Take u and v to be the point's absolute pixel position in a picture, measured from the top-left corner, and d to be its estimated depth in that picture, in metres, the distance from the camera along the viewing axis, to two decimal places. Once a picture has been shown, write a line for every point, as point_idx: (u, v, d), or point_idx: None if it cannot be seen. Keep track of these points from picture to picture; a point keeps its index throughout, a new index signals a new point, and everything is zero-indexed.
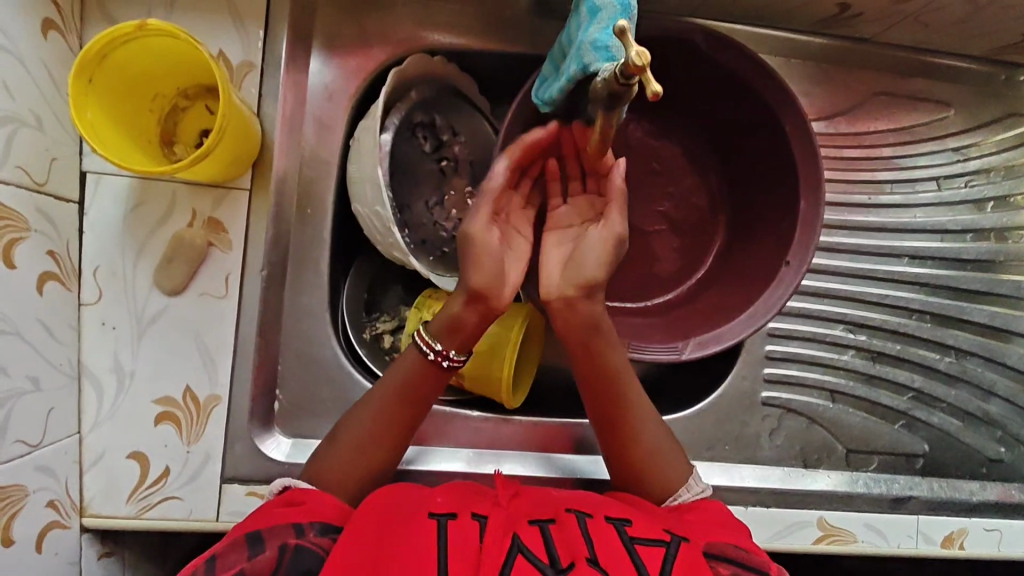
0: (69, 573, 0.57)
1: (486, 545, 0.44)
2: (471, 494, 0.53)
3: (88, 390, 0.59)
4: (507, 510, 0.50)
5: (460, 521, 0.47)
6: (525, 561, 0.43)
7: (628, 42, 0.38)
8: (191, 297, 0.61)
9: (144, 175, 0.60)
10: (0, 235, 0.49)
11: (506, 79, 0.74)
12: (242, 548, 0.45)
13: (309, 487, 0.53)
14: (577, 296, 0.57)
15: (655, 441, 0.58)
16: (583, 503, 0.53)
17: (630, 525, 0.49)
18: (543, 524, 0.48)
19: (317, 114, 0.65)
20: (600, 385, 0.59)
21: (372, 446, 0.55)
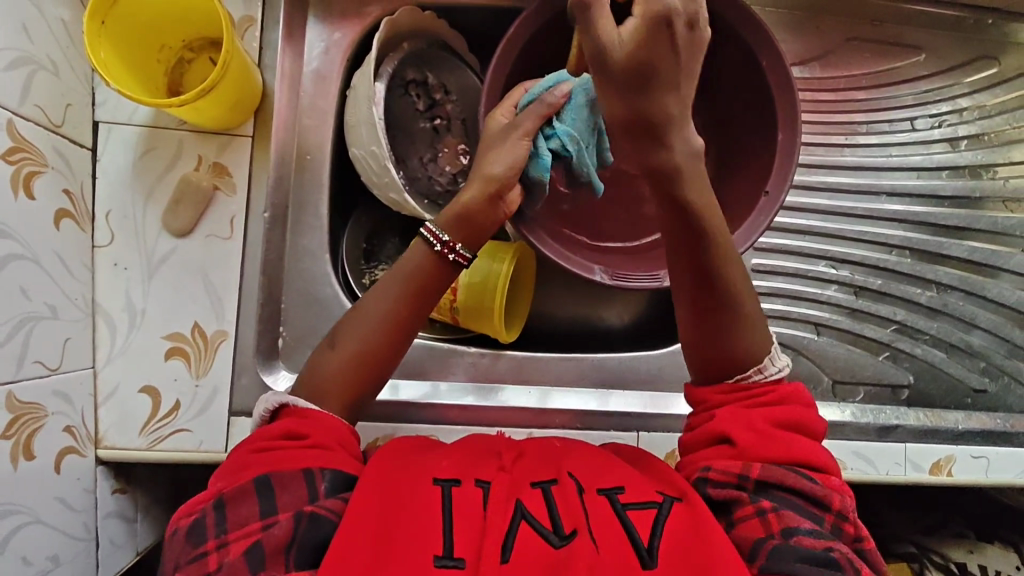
0: (86, 499, 0.59)
1: (492, 513, 0.46)
2: (481, 454, 0.55)
3: (101, 327, 0.62)
4: (511, 472, 0.51)
5: (465, 487, 0.48)
6: (529, 527, 0.46)
7: None
8: (198, 239, 0.64)
9: (152, 123, 0.63)
10: (19, 166, 0.52)
11: (495, 37, 0.78)
12: (254, 499, 0.46)
13: (310, 409, 0.52)
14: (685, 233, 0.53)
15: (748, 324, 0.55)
16: (581, 461, 0.55)
17: (623, 493, 0.50)
18: (544, 487, 0.50)
19: (316, 67, 0.69)
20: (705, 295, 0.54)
21: (375, 339, 0.56)
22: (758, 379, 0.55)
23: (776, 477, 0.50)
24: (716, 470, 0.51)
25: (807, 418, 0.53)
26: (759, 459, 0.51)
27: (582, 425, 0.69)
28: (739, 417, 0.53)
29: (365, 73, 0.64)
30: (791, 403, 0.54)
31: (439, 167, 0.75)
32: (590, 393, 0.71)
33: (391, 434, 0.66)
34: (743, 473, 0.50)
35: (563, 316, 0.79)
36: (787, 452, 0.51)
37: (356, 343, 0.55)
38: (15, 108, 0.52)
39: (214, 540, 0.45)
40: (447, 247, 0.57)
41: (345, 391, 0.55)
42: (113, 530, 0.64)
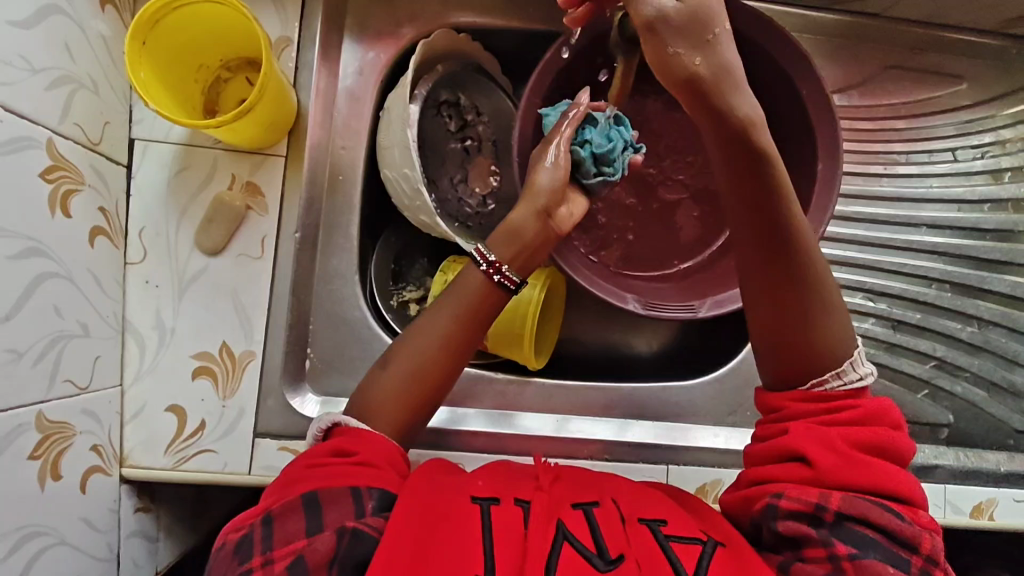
0: (110, 519, 0.59)
1: (533, 531, 0.46)
2: (517, 476, 0.55)
3: (130, 346, 0.62)
4: (549, 494, 0.52)
5: (504, 506, 0.49)
6: (570, 547, 0.46)
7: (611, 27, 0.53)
8: (229, 257, 0.64)
9: (187, 142, 0.64)
10: (57, 185, 0.52)
11: (528, 59, 0.78)
12: (301, 515, 0.46)
13: (362, 429, 0.53)
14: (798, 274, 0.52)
15: (826, 325, 0.52)
16: (630, 497, 0.55)
17: (665, 525, 0.51)
18: (585, 509, 0.51)
19: (350, 88, 0.69)
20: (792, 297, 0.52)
21: (440, 354, 0.56)
22: (835, 386, 0.52)
23: (859, 511, 0.47)
24: (791, 494, 0.49)
25: (896, 444, 0.50)
26: (839, 489, 0.48)
27: (609, 456, 0.68)
28: (816, 433, 0.50)
29: (401, 91, 0.63)
30: (877, 427, 0.50)
31: (468, 188, 0.74)
32: (619, 423, 0.69)
33: (416, 461, 0.65)
34: (821, 502, 0.48)
35: (590, 343, 0.78)
36: (870, 485, 0.48)
37: (412, 360, 0.55)
38: (55, 127, 0.52)
39: (260, 557, 0.44)
40: (495, 268, 0.57)
41: (403, 407, 0.55)
42: (135, 549, 0.63)
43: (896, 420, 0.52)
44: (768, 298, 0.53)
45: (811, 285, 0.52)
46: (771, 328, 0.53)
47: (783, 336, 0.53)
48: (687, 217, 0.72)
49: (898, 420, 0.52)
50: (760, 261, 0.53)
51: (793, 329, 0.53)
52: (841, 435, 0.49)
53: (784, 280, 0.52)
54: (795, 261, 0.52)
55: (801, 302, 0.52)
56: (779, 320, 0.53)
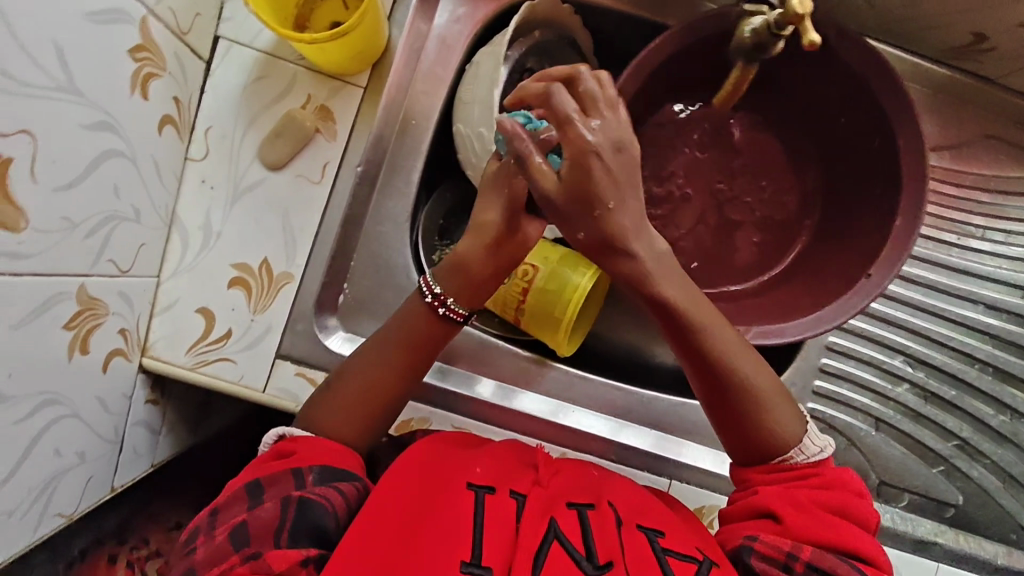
0: (122, 404, 0.59)
1: (524, 528, 0.46)
2: (516, 462, 0.55)
3: (174, 240, 0.62)
4: (546, 489, 0.52)
5: (498, 496, 0.49)
6: (560, 547, 0.46)
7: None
8: (288, 176, 0.63)
9: (270, 51, 0.63)
10: (141, 65, 0.51)
11: (624, 44, 0.76)
12: (243, 503, 0.48)
13: (303, 435, 0.53)
14: (738, 370, 0.53)
15: (775, 411, 0.54)
16: (630, 500, 0.55)
17: (662, 536, 0.51)
18: (581, 509, 0.50)
19: (442, 34, 0.67)
20: (731, 395, 0.53)
21: (379, 385, 0.57)
22: (798, 460, 0.53)
23: (826, 564, 0.48)
24: (765, 540, 0.50)
25: (857, 511, 0.51)
26: (809, 541, 0.49)
27: (615, 458, 0.67)
28: (784, 492, 0.51)
29: (498, 42, 0.61)
30: (841, 492, 0.52)
31: None
32: (632, 427, 0.69)
33: (426, 417, 0.65)
34: (792, 552, 0.49)
35: (618, 342, 0.77)
36: (840, 539, 0.49)
37: (356, 387, 0.56)
38: (151, 7, 0.51)
39: (205, 538, 0.47)
40: (439, 301, 0.57)
41: (353, 429, 0.55)
42: (137, 438, 0.64)
43: (861, 487, 0.53)
44: (713, 400, 0.54)
45: (744, 384, 0.53)
46: (722, 423, 0.55)
47: (735, 432, 0.54)
48: (749, 235, 0.72)
49: (862, 488, 0.53)
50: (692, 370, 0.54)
51: (741, 422, 0.54)
52: (807, 493, 0.51)
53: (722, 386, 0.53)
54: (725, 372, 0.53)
55: (742, 402, 0.53)
56: (723, 415, 0.54)
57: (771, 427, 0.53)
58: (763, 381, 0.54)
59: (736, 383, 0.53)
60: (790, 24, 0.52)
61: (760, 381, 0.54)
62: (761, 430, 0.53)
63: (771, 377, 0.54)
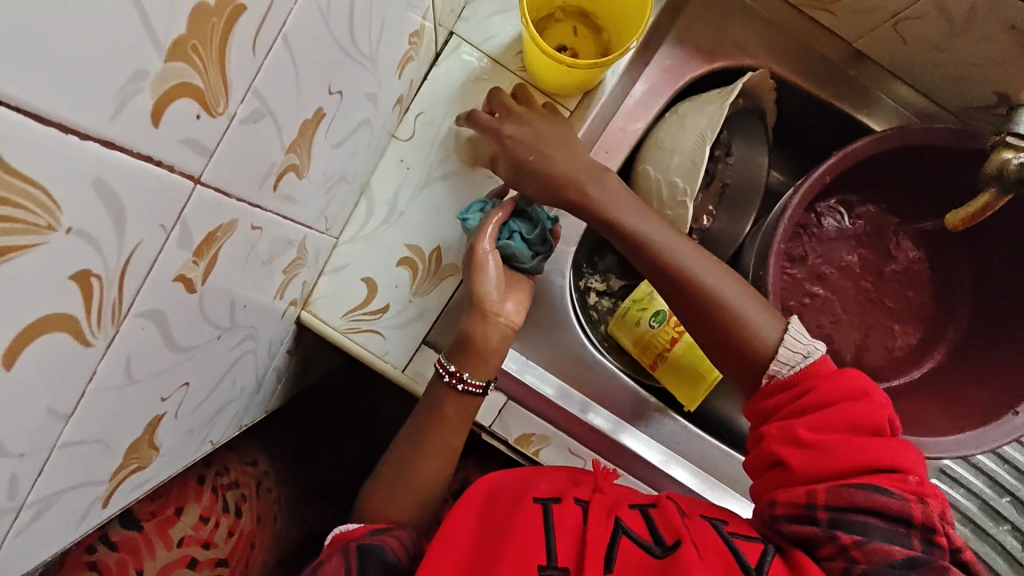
0: (276, 350, 0.61)
1: (592, 527, 0.50)
2: (571, 477, 0.58)
3: (360, 208, 0.64)
4: (607, 496, 0.56)
5: (564, 506, 0.53)
6: (629, 540, 0.50)
7: None
8: (480, 176, 0.65)
9: (495, 57, 0.65)
10: (409, 49, 0.54)
11: (801, 130, 0.78)
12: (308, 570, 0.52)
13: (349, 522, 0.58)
14: (722, 303, 0.58)
15: (750, 324, 0.57)
16: (690, 500, 0.58)
17: (727, 523, 0.53)
18: (643, 509, 0.54)
19: (650, 81, 0.70)
20: (717, 329, 0.58)
21: (413, 468, 0.61)
22: (784, 370, 0.56)
23: (848, 500, 0.48)
24: (784, 503, 0.51)
25: (862, 415, 0.51)
26: (822, 483, 0.50)
27: None
28: (782, 433, 0.53)
29: (722, 97, 0.63)
30: (834, 412, 0.52)
31: None
32: (736, 496, 0.69)
33: (548, 437, 0.65)
34: (810, 502, 0.50)
35: None
36: (849, 459, 0.50)
37: (395, 475, 0.61)
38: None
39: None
40: (455, 377, 0.60)
41: (403, 513, 0.60)
42: (268, 383, 0.66)
43: (863, 384, 0.53)
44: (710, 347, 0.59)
45: (717, 312, 0.57)
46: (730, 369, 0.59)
47: (737, 371, 0.58)
48: (900, 337, 0.74)
49: (863, 388, 0.53)
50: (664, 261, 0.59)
51: (735, 357, 0.58)
52: (803, 427, 0.52)
53: (709, 332, 0.58)
54: (699, 304, 0.58)
55: (726, 331, 0.57)
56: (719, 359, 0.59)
57: (755, 344, 0.57)
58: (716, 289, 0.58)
59: (720, 316, 0.57)
60: None
61: (732, 295, 0.58)
62: (754, 353, 0.57)
63: (751, 294, 0.58)
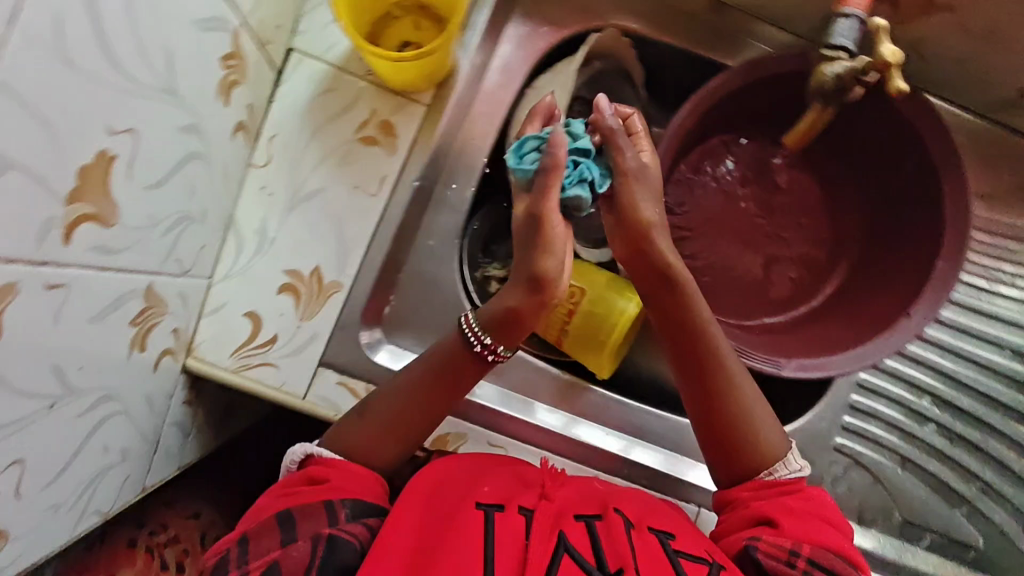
0: (164, 403, 0.59)
1: (534, 545, 0.46)
2: (517, 481, 0.54)
3: (229, 243, 0.62)
4: (553, 502, 0.52)
5: (506, 515, 0.49)
6: (571, 560, 0.46)
7: (884, 47, 0.54)
8: (346, 187, 0.64)
9: (339, 65, 0.63)
10: (228, 72, 0.51)
11: (675, 80, 0.77)
12: (274, 533, 0.48)
13: (334, 456, 0.54)
14: (712, 356, 0.59)
15: (753, 412, 0.58)
16: (633, 506, 0.57)
17: (672, 539, 0.52)
18: (588, 521, 0.51)
19: (506, 59, 0.68)
20: (701, 367, 0.59)
21: (403, 426, 0.56)
22: (782, 473, 0.56)
23: (825, 561, 0.51)
24: (767, 541, 0.52)
25: (832, 518, 0.55)
26: (804, 539, 0.52)
27: (649, 484, 0.68)
28: (775, 501, 0.55)
29: (570, 65, 0.66)
30: (826, 506, 0.55)
31: None
32: (663, 452, 0.69)
33: (464, 434, 0.64)
34: (794, 549, 0.51)
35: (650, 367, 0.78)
36: (831, 541, 0.52)
37: (388, 415, 0.56)
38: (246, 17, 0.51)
39: (237, 568, 0.46)
40: (486, 349, 0.56)
41: (396, 435, 0.56)
42: (171, 437, 0.64)
43: (835, 516, 0.55)
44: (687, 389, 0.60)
45: (709, 359, 0.59)
46: (703, 420, 0.59)
47: (707, 431, 0.59)
48: (799, 262, 0.74)
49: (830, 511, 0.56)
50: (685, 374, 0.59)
51: (717, 416, 0.58)
52: (792, 498, 0.54)
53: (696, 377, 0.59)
54: (714, 364, 0.58)
55: (715, 382, 0.58)
56: (693, 399, 0.59)
57: (729, 415, 0.58)
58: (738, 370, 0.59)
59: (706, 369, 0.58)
60: (876, 72, 0.56)
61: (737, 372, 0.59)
62: (736, 424, 0.58)
63: (767, 409, 0.59)
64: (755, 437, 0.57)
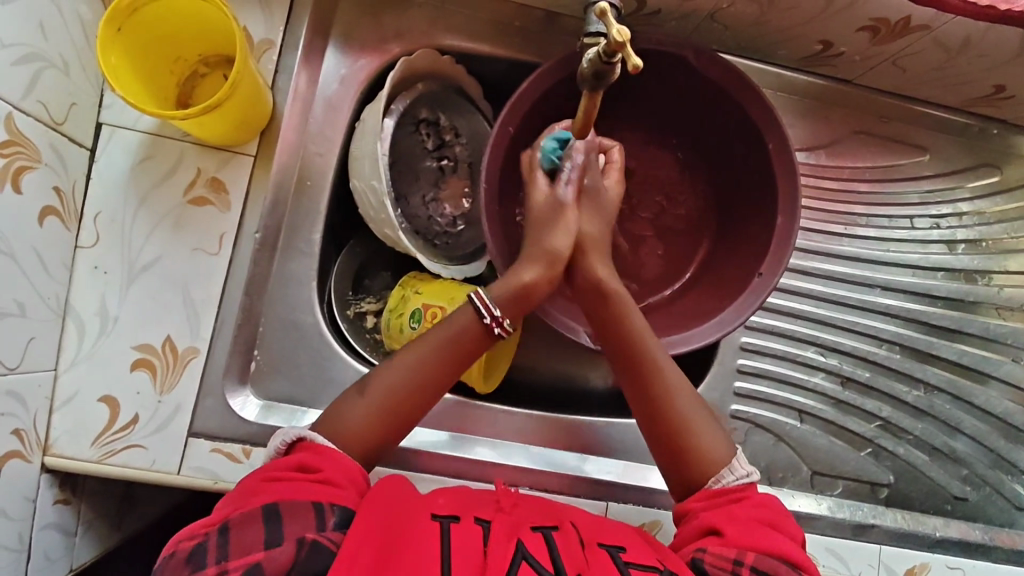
0: (25, 509, 0.56)
1: (493, 549, 0.44)
2: (477, 500, 0.53)
3: (70, 330, 0.60)
4: (510, 516, 0.50)
5: (463, 524, 0.47)
6: (529, 567, 0.43)
7: (611, 23, 0.44)
8: (184, 251, 0.62)
9: (155, 131, 0.63)
10: (10, 160, 0.51)
11: (509, 86, 0.79)
12: (261, 525, 0.45)
13: (327, 446, 0.52)
14: (647, 369, 0.59)
15: (690, 421, 0.58)
16: (589, 525, 0.54)
17: (624, 552, 0.49)
18: (546, 533, 0.48)
19: (329, 96, 0.69)
20: (638, 384, 0.60)
21: (403, 401, 0.56)
22: (730, 481, 0.55)
23: (768, 566, 0.48)
24: (711, 553, 0.49)
25: (778, 519, 0.52)
26: (749, 546, 0.50)
27: (555, 489, 0.66)
28: (721, 511, 0.53)
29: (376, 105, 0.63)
30: (771, 509, 0.53)
31: (438, 208, 0.74)
32: (563, 454, 0.68)
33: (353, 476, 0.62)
34: (737, 558, 0.49)
35: (546, 371, 0.78)
36: (776, 544, 0.50)
37: (386, 392, 0.56)
38: (16, 102, 0.51)
39: (215, 565, 0.42)
40: (496, 322, 0.59)
41: (364, 446, 0.54)
42: (49, 544, 0.60)
43: (780, 518, 0.53)
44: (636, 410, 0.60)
45: (648, 377, 0.59)
46: (649, 438, 0.59)
47: (654, 446, 0.59)
48: (665, 241, 0.75)
49: (783, 514, 0.54)
50: (628, 384, 0.60)
51: (659, 431, 0.58)
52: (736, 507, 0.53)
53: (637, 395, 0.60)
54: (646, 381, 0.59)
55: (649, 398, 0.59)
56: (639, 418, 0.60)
57: (672, 429, 0.58)
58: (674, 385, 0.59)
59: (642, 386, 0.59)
60: (617, 52, 0.46)
61: (674, 387, 0.59)
62: (675, 436, 0.58)
63: (706, 419, 0.59)
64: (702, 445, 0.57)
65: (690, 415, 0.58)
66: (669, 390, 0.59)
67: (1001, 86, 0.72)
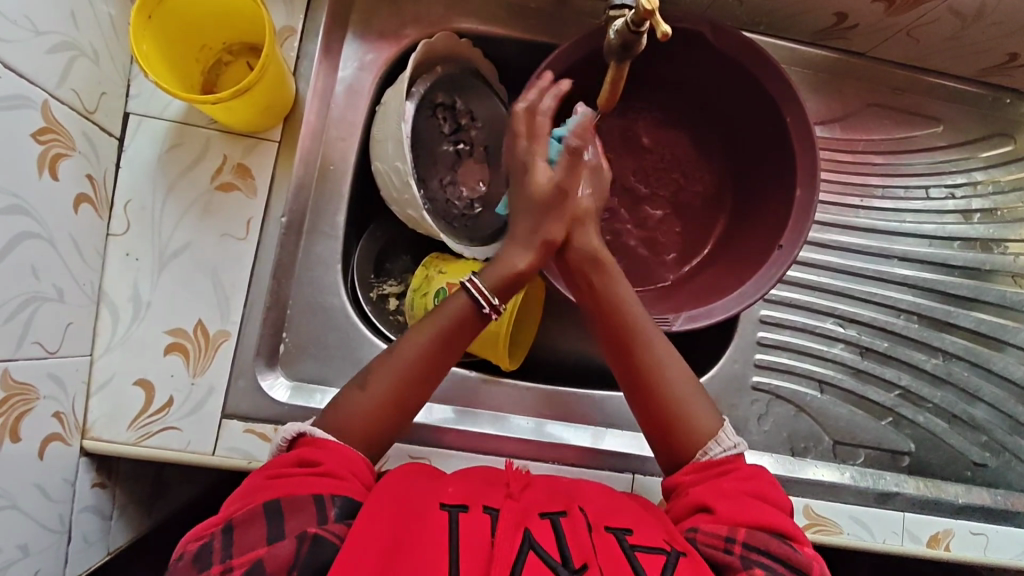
0: (65, 490, 0.58)
1: (499, 540, 0.43)
2: (487, 483, 0.52)
3: (104, 316, 0.61)
4: (518, 501, 0.49)
5: (472, 514, 0.46)
6: (536, 557, 0.43)
7: None
8: (214, 236, 0.64)
9: (181, 119, 0.64)
10: (48, 147, 0.52)
11: (524, 69, 0.79)
12: (263, 522, 0.45)
13: (327, 439, 0.52)
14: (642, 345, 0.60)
15: (683, 397, 0.58)
16: (594, 504, 0.53)
17: (631, 534, 0.48)
18: (553, 517, 0.47)
19: (349, 82, 0.70)
20: (629, 359, 0.60)
21: (402, 391, 0.56)
22: (716, 453, 0.55)
23: (761, 543, 0.48)
24: (704, 531, 0.49)
25: (769, 494, 0.52)
26: (740, 522, 0.49)
27: (581, 462, 0.67)
28: (712, 486, 0.52)
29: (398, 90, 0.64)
30: (761, 483, 0.53)
31: (456, 191, 0.75)
32: (588, 429, 0.69)
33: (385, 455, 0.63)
34: (729, 535, 0.48)
35: (568, 351, 0.79)
36: (767, 521, 0.50)
37: (387, 384, 0.56)
38: (51, 90, 0.52)
39: (219, 565, 0.43)
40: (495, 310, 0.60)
41: (365, 435, 0.54)
42: (87, 525, 0.62)
43: (770, 493, 0.53)
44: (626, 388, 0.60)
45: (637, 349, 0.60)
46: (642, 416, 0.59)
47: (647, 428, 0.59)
48: (683, 216, 0.76)
49: (772, 484, 0.54)
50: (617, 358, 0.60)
51: (650, 409, 0.58)
52: (727, 482, 0.52)
53: (630, 370, 0.59)
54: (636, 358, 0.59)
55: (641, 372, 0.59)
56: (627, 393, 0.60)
57: (662, 408, 0.58)
58: (665, 361, 0.59)
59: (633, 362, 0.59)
60: (645, 20, 0.50)
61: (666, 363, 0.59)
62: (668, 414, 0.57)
63: (699, 397, 0.58)
64: (677, 402, 0.57)
65: (682, 393, 0.58)
66: (660, 362, 0.59)
67: (1013, 54, 0.72)
